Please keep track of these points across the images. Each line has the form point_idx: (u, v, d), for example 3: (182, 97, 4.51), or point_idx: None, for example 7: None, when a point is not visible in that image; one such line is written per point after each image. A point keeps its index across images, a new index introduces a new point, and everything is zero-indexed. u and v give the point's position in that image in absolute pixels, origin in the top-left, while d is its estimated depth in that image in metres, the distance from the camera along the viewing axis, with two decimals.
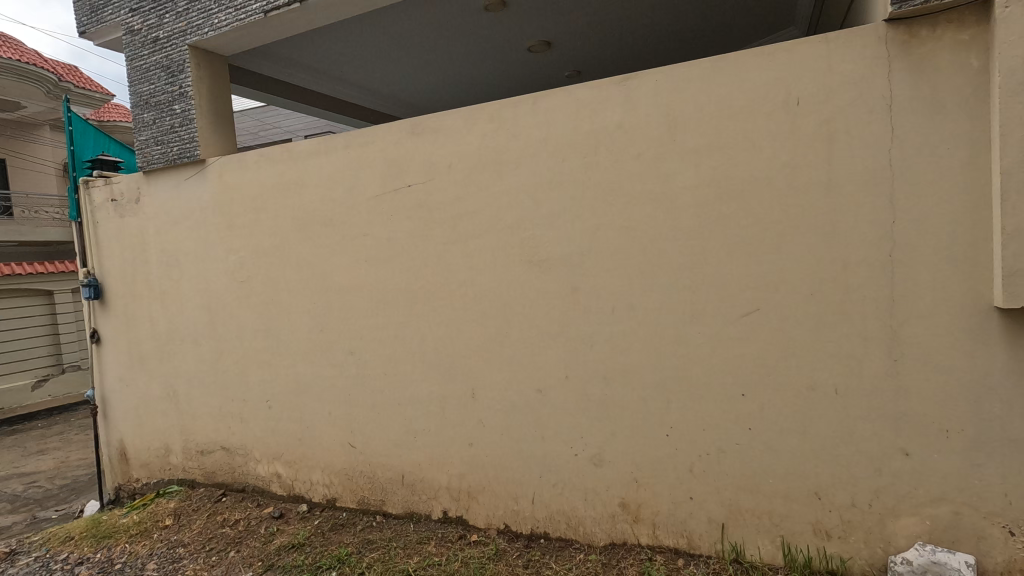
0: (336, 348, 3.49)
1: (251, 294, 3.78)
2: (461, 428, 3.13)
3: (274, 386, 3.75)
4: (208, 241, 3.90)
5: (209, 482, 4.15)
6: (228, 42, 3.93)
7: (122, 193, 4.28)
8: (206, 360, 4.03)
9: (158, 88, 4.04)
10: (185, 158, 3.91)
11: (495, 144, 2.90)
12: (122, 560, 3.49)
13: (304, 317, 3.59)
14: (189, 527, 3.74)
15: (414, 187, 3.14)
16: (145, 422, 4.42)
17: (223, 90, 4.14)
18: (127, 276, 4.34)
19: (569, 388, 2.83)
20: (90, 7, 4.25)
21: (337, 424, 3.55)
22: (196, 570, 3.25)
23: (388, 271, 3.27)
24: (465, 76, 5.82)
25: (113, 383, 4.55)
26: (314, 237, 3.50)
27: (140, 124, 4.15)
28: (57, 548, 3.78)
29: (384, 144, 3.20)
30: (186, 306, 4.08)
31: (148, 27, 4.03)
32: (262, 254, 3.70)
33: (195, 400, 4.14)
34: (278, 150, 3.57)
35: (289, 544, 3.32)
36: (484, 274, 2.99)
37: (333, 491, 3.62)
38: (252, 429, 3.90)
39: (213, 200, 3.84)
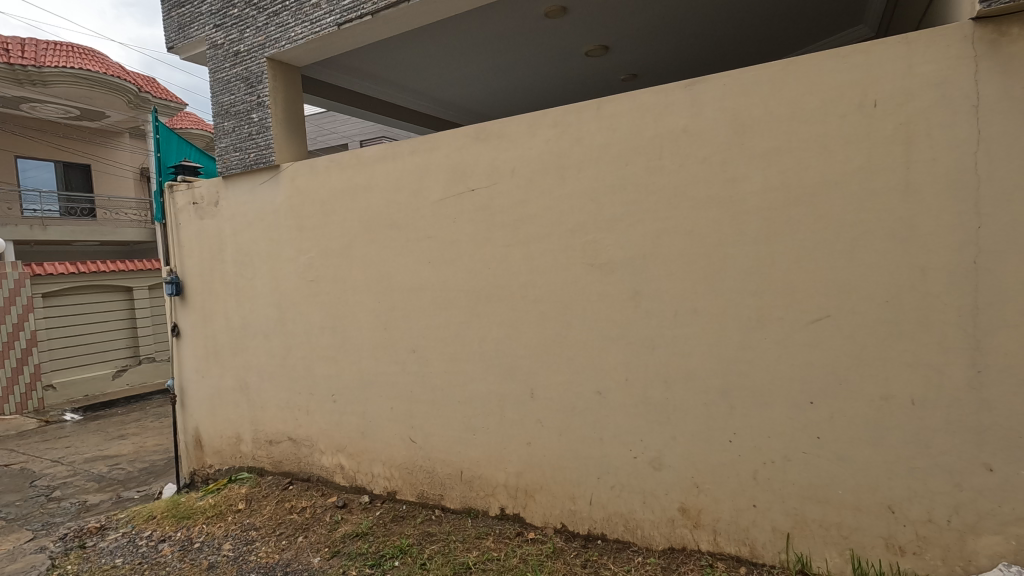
0: (398, 346, 3.63)
1: (319, 293, 3.97)
2: (520, 427, 3.19)
3: (340, 380, 3.93)
4: (280, 242, 4.12)
5: (276, 471, 4.38)
6: (302, 54, 4.15)
7: (203, 196, 4.58)
8: (276, 355, 4.26)
9: (239, 98, 4.30)
10: (261, 164, 4.16)
11: (558, 149, 2.96)
12: (200, 540, 3.73)
13: (369, 316, 3.75)
14: (259, 512, 3.96)
15: (477, 191, 3.23)
16: (218, 411, 4.70)
17: (296, 99, 4.37)
18: (205, 274, 4.64)
19: (629, 391, 2.84)
20: (178, 24, 4.57)
21: (398, 419, 3.68)
22: (268, 552, 3.43)
23: (450, 272, 3.38)
24: (522, 83, 5.90)
25: (190, 374, 4.86)
26: (379, 238, 3.64)
27: (220, 131, 4.42)
28: (141, 525, 4.08)
29: (448, 149, 3.31)
30: (258, 303, 4.32)
31: (230, 42, 4.30)
32: (330, 255, 3.89)
33: (265, 393, 4.37)
34: (346, 156, 3.74)
35: (353, 533, 3.47)
36: (545, 277, 3.05)
37: (393, 484, 3.75)
38: (318, 422, 4.09)
39: (286, 203, 4.06)
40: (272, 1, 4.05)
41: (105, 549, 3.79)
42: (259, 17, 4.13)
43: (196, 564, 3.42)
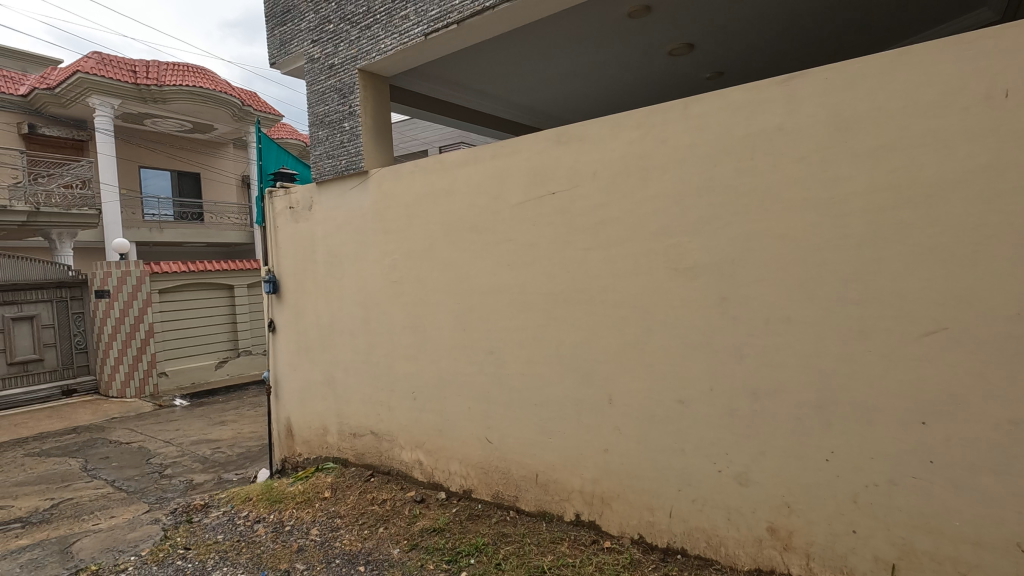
0: (476, 347, 3.69)
1: (402, 293, 4.12)
2: (597, 433, 3.15)
3: (419, 379, 4.05)
4: (367, 245, 4.32)
5: (359, 463, 4.58)
6: (391, 64, 4.33)
7: (298, 201, 4.88)
8: (361, 352, 4.46)
9: (332, 108, 4.56)
10: (351, 170, 4.38)
11: (641, 151, 2.89)
12: (291, 523, 3.97)
13: (448, 317, 3.84)
14: (344, 501, 4.16)
15: (558, 194, 3.22)
16: (308, 403, 4.99)
17: (384, 108, 4.58)
18: (299, 274, 4.94)
19: (714, 402, 2.72)
20: (280, 41, 4.92)
21: (474, 419, 3.74)
22: (352, 540, 3.60)
23: (529, 274, 3.39)
24: (602, 84, 5.84)
25: (284, 367, 5.20)
26: (460, 241, 3.73)
27: (315, 140, 4.70)
28: (239, 506, 4.40)
29: (529, 153, 3.33)
30: (346, 302, 4.55)
31: (325, 55, 4.57)
32: (413, 257, 4.02)
33: (350, 387, 4.59)
34: (430, 161, 3.86)
35: (431, 528, 3.56)
36: (626, 281, 2.99)
37: (469, 482, 3.82)
38: (398, 418, 4.24)
39: (373, 207, 4.25)
40: (364, 15, 4.26)
41: (209, 525, 4.12)
42: (352, 31, 4.36)
43: (287, 546, 3.64)
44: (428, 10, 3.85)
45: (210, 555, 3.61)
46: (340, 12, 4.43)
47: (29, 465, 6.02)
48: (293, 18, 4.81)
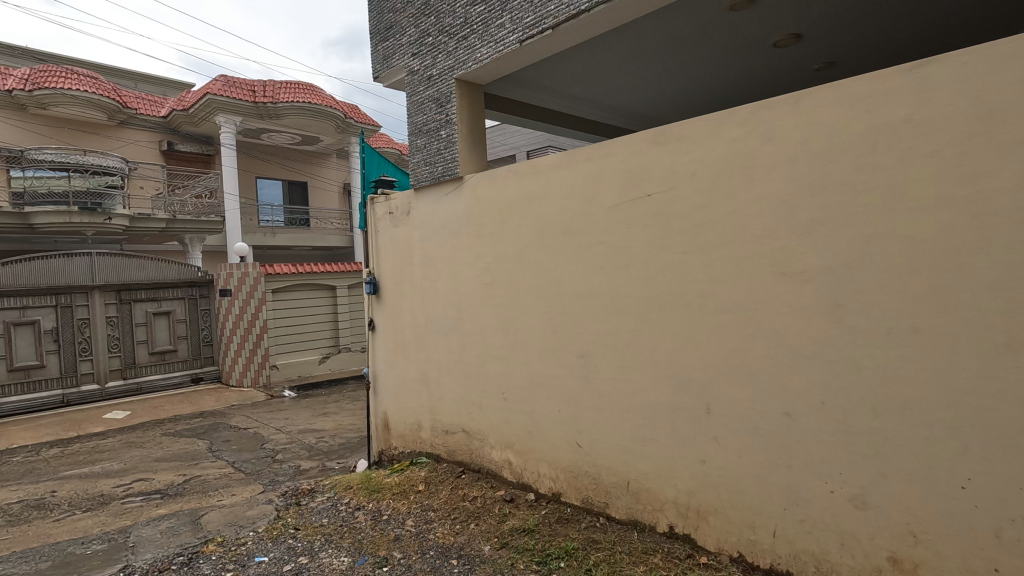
0: (567, 350, 3.69)
1: (495, 295, 4.21)
2: (693, 443, 3.03)
3: (510, 380, 4.12)
4: (461, 248, 4.46)
5: (451, 459, 4.73)
6: (486, 72, 4.45)
7: (397, 206, 5.14)
8: (454, 351, 4.61)
9: (430, 117, 4.75)
10: (447, 176, 4.54)
11: (746, 149, 2.76)
12: (388, 513, 4.17)
13: (539, 319, 3.87)
14: (437, 495, 4.31)
15: (654, 196, 3.15)
16: (403, 399, 5.23)
17: (478, 115, 4.70)
18: (397, 276, 5.19)
19: (825, 417, 2.54)
20: (383, 56, 5.21)
21: (564, 422, 3.74)
22: (445, 534, 3.72)
23: (623, 278, 3.34)
24: (698, 82, 5.64)
25: (382, 364, 5.48)
26: (552, 244, 3.75)
27: (413, 148, 4.91)
28: (341, 492, 4.69)
29: (624, 155, 3.29)
30: (440, 303, 4.72)
31: (424, 67, 4.78)
32: (505, 259, 4.10)
33: (443, 386, 4.75)
34: (523, 166, 3.92)
35: (520, 528, 3.60)
36: (726, 285, 2.86)
37: (558, 485, 3.82)
38: (489, 417, 4.33)
39: (467, 212, 4.39)
40: (462, 27, 4.41)
41: (315, 509, 4.43)
42: (450, 43, 4.53)
43: (385, 534, 3.83)
44: (524, 17, 3.92)
45: (317, 537, 3.88)
46: (438, 25, 4.62)
47: (165, 443, 6.80)
48: (396, 33, 5.07)
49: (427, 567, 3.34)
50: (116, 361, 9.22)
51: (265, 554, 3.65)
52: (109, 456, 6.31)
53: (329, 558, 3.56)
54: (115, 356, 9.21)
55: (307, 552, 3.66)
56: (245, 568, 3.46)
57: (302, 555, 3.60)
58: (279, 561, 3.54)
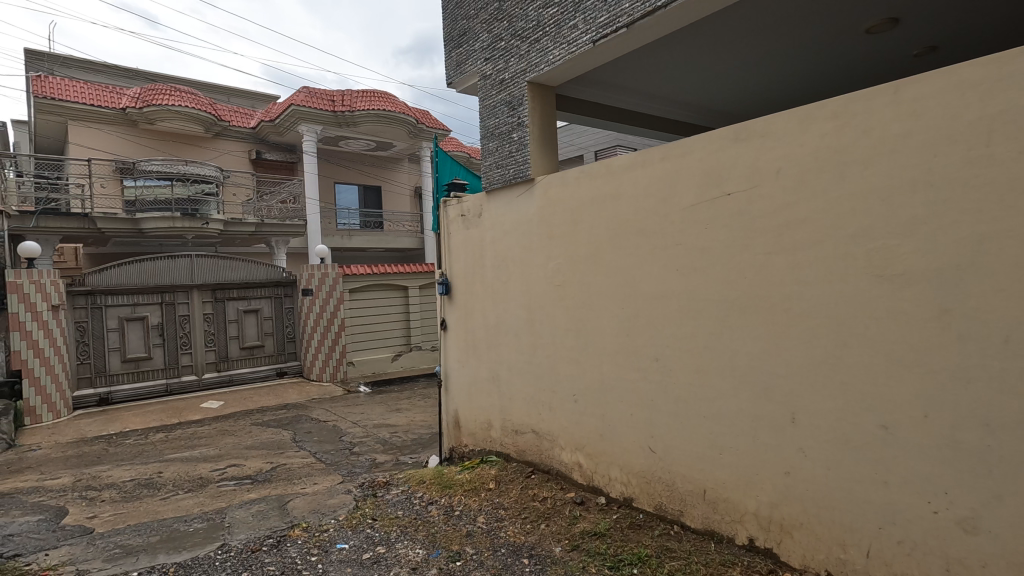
0: (641, 354, 3.63)
1: (566, 297, 4.20)
2: (777, 453, 2.89)
3: (581, 381, 4.10)
4: (533, 249, 4.49)
5: (521, 459, 4.77)
6: (559, 74, 4.46)
7: (469, 209, 5.24)
8: (524, 352, 4.64)
9: (502, 120, 4.82)
10: (519, 178, 4.59)
11: (837, 144, 2.61)
12: (460, 508, 4.27)
13: (612, 321, 3.83)
14: (507, 493, 4.36)
15: (735, 195, 3.04)
16: (474, 398, 5.32)
17: (550, 117, 4.71)
18: (469, 277, 5.30)
19: (928, 431, 2.35)
20: (457, 62, 5.34)
21: (637, 426, 3.68)
22: (516, 533, 3.75)
23: (700, 280, 3.24)
24: (781, 75, 5.38)
25: (453, 363, 5.61)
26: (626, 245, 3.70)
27: (486, 151, 4.99)
28: (415, 486, 4.84)
29: (702, 152, 3.19)
30: (511, 304, 4.77)
31: (497, 71, 4.85)
32: (577, 261, 4.09)
33: (514, 386, 4.80)
34: (596, 166, 3.89)
35: (591, 531, 3.58)
36: (815, 288, 2.71)
37: (630, 490, 3.75)
38: (560, 419, 4.32)
39: (539, 213, 4.41)
40: (534, 30, 4.44)
41: (391, 500, 4.60)
42: (522, 46, 4.57)
43: (458, 529, 3.92)
44: (597, 17, 3.89)
45: (393, 528, 4.03)
46: (511, 29, 4.67)
47: (255, 432, 7.30)
48: (469, 40, 5.19)
49: (499, 564, 3.38)
50: (212, 354, 9.99)
51: (345, 542, 3.83)
52: (206, 442, 6.85)
53: (404, 549, 3.68)
54: (211, 350, 9.99)
55: (384, 542, 3.81)
56: (328, 554, 3.65)
57: (379, 545, 3.75)
58: (358, 549, 3.71)
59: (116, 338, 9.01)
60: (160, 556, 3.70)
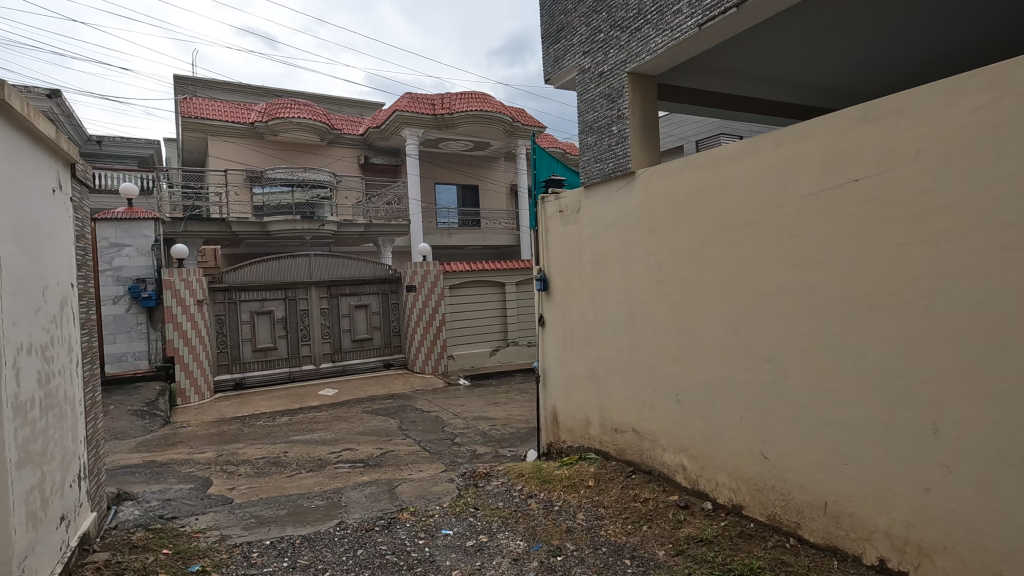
0: (752, 354, 3.42)
1: (669, 293, 4.06)
2: (913, 467, 2.60)
3: (685, 381, 3.95)
4: (633, 244, 4.39)
5: (620, 458, 4.69)
6: (660, 63, 4.31)
7: (567, 204, 5.22)
8: (624, 349, 4.56)
9: (601, 114, 4.75)
10: (618, 172, 4.50)
11: (993, 119, 2.28)
12: (559, 504, 4.28)
13: (719, 319, 3.65)
14: (607, 492, 4.30)
15: (863, 181, 2.77)
16: (573, 395, 5.31)
17: (652, 108, 4.57)
18: (567, 272, 5.28)
19: None
20: (555, 58, 5.34)
21: (748, 430, 3.47)
22: (617, 532, 3.70)
23: (820, 275, 2.99)
24: (918, 39, 4.81)
25: (551, 359, 5.62)
26: (735, 238, 3.50)
27: (584, 146, 4.94)
28: (515, 479, 4.92)
29: (823, 136, 2.94)
30: (611, 300, 4.70)
31: (596, 64, 4.78)
32: (681, 256, 3.94)
33: (613, 383, 4.72)
34: (702, 156, 3.72)
35: (697, 537, 3.44)
36: (962, 283, 2.40)
37: (740, 497, 3.56)
38: (662, 419, 4.19)
39: (640, 207, 4.29)
40: (635, 18, 4.32)
41: (492, 491, 4.73)
42: (622, 37, 4.47)
43: (557, 524, 3.94)
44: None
45: (494, 518, 4.13)
46: (610, 20, 4.59)
47: (365, 419, 7.82)
48: (567, 34, 5.16)
49: (600, 563, 3.35)
50: (328, 346, 10.81)
51: (450, 528, 3.99)
52: (323, 427, 7.44)
53: (505, 540, 3.77)
54: (327, 342, 10.81)
55: (486, 531, 3.92)
56: (434, 538, 3.83)
57: (481, 533, 3.87)
58: (462, 536, 3.85)
59: (248, 330, 10.05)
60: (287, 528, 4.08)
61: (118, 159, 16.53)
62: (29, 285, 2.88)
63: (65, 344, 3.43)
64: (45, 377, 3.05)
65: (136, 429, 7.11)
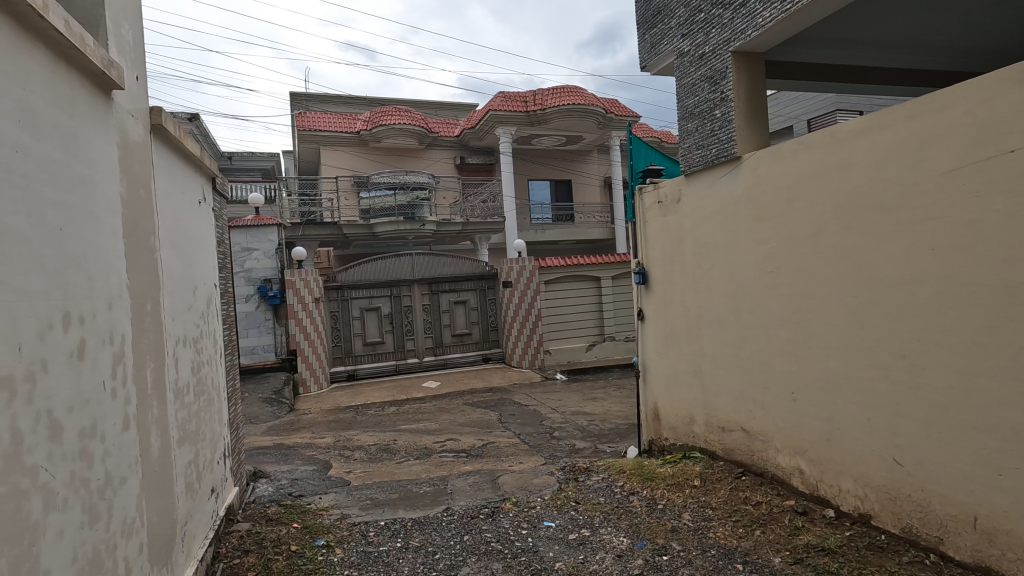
0: (881, 349, 3.11)
1: (781, 285, 3.81)
2: None
3: (800, 378, 3.69)
4: (740, 233, 4.16)
5: (729, 458, 4.47)
6: (768, 38, 4.03)
7: (666, 194, 5.05)
8: (731, 344, 4.34)
9: (703, 98, 4.54)
10: (722, 158, 4.28)
11: None
12: (663, 502, 4.17)
13: (840, 312, 3.36)
14: (714, 493, 4.13)
15: (1019, 153, 2.41)
16: (675, 391, 5.14)
17: (760, 87, 4.29)
18: (667, 264, 5.11)
19: None
20: (651, 44, 5.18)
21: (876, 433, 3.17)
22: (727, 535, 3.54)
23: (965, 261, 2.66)
24: None
25: (652, 354, 5.48)
26: (859, 224, 3.20)
27: (684, 133, 4.75)
28: (616, 475, 4.87)
29: (967, 105, 2.60)
30: (715, 292, 4.49)
31: (696, 46, 4.58)
32: (794, 244, 3.67)
33: (719, 380, 4.51)
34: (819, 135, 3.44)
35: (818, 546, 3.20)
36: None
37: (868, 506, 3.25)
38: (775, 418, 3.94)
39: (747, 193, 4.06)
40: None
41: (592, 486, 4.71)
42: (725, 14, 4.23)
43: (661, 523, 3.85)
44: None
45: (596, 513, 4.11)
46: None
47: (467, 411, 8.10)
48: (664, 18, 4.99)
49: (710, 565, 3.23)
50: (430, 340, 11.31)
51: (552, 520, 4.03)
52: (428, 418, 7.79)
53: (608, 535, 3.74)
54: (429, 336, 11.31)
55: (588, 525, 3.91)
56: (537, 529, 3.89)
57: (584, 528, 3.87)
58: (564, 528, 3.88)
59: (358, 325, 10.77)
60: (399, 511, 4.34)
61: (246, 172, 18.38)
62: (184, 286, 3.30)
63: (212, 338, 3.89)
64: (197, 366, 3.48)
65: (267, 414, 7.90)
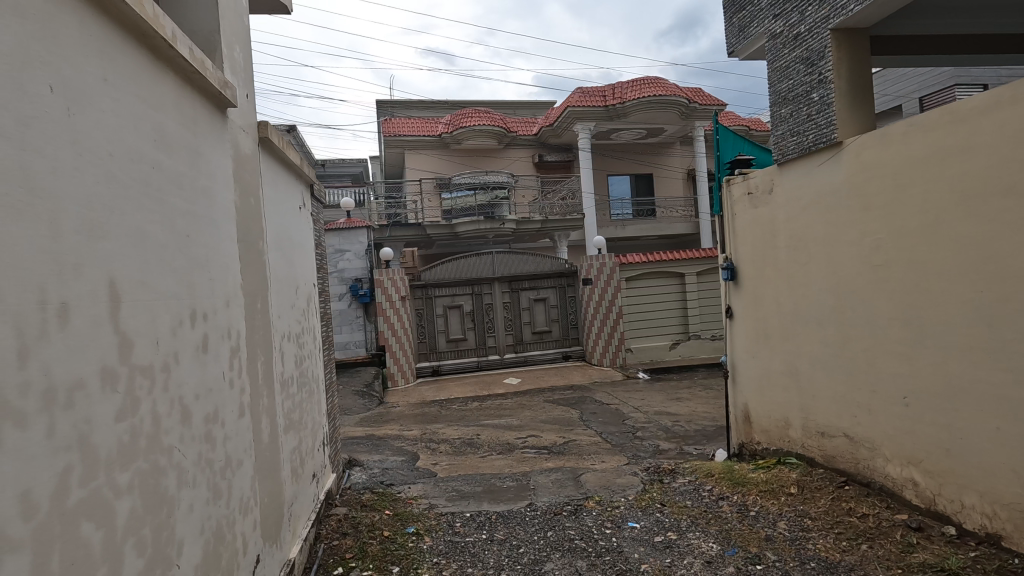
0: (1013, 351, 2.78)
1: (890, 280, 3.50)
2: None
3: (913, 381, 3.37)
4: (841, 224, 3.86)
5: (829, 466, 4.17)
6: (872, 12, 3.71)
7: (757, 185, 4.79)
8: (832, 343, 4.04)
9: (798, 82, 4.26)
10: (820, 144, 4.00)
11: None
12: (755, 509, 3.98)
13: (962, 309, 3.04)
14: (814, 503, 3.87)
15: None
16: (768, 393, 4.87)
17: (864, 66, 3.95)
18: (759, 259, 4.85)
19: None
20: (740, 27, 4.93)
21: (1007, 444, 2.84)
22: (828, 548, 3.31)
23: None
24: None
25: (742, 353, 5.23)
26: (985, 211, 2.87)
27: (777, 119, 4.48)
28: (704, 478, 4.69)
29: None
30: (813, 288, 4.21)
31: (790, 27, 4.30)
32: (906, 235, 3.36)
33: (818, 382, 4.23)
34: (935, 114, 3.12)
35: (936, 566, 2.92)
36: None
37: (996, 525, 2.92)
38: (883, 424, 3.63)
39: (850, 181, 3.76)
40: None
41: (678, 488, 4.57)
42: None
43: (754, 531, 3.67)
44: None
45: (683, 516, 4.00)
46: None
47: (547, 408, 8.13)
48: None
49: None
50: (510, 337, 11.47)
51: (636, 521, 3.97)
52: (510, 413, 7.91)
53: (697, 540, 3.62)
54: (509, 334, 11.47)
55: (675, 528, 3.81)
56: (621, 528, 3.85)
57: (670, 530, 3.78)
58: (649, 530, 3.80)
59: (441, 322, 11.13)
60: (484, 503, 4.45)
61: (338, 178, 19.55)
62: (287, 286, 3.57)
63: (312, 333, 4.17)
64: (299, 360, 3.75)
65: (359, 406, 8.37)
